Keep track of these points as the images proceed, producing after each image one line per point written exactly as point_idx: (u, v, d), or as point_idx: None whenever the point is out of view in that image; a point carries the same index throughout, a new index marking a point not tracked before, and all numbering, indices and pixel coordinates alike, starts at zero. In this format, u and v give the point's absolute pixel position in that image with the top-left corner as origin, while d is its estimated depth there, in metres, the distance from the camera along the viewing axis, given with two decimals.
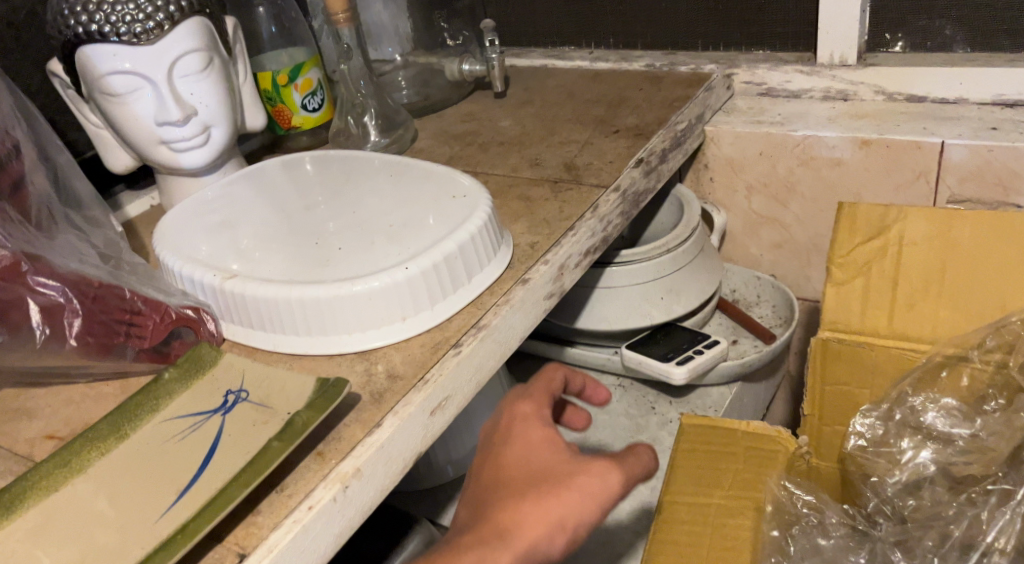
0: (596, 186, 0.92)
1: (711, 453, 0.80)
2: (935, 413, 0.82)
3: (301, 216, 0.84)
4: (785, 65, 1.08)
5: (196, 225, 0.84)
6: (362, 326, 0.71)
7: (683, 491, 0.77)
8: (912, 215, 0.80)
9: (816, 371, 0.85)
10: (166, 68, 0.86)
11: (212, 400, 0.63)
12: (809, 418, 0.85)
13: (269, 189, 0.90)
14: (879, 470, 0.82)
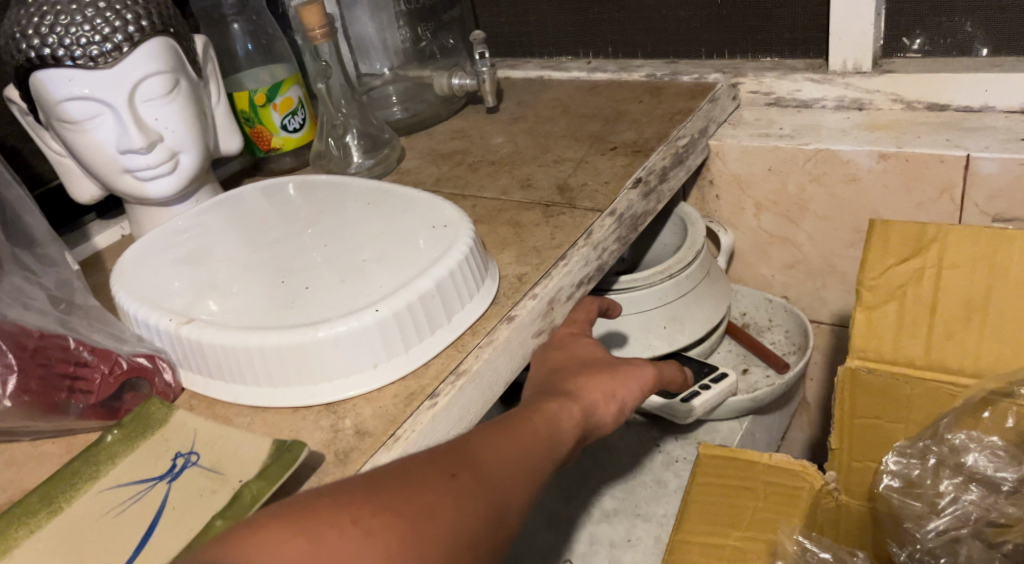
0: (590, 210, 0.85)
1: (729, 487, 0.74)
2: (975, 454, 0.75)
3: (273, 249, 0.78)
4: (794, 73, 1.01)
5: (159, 261, 0.78)
6: (330, 374, 0.65)
7: (695, 531, 0.72)
8: (952, 234, 0.74)
9: (845, 403, 0.79)
10: (126, 93, 0.80)
11: (158, 465, 0.57)
12: (838, 452, 0.78)
13: (241, 220, 0.84)
14: (913, 519, 0.75)
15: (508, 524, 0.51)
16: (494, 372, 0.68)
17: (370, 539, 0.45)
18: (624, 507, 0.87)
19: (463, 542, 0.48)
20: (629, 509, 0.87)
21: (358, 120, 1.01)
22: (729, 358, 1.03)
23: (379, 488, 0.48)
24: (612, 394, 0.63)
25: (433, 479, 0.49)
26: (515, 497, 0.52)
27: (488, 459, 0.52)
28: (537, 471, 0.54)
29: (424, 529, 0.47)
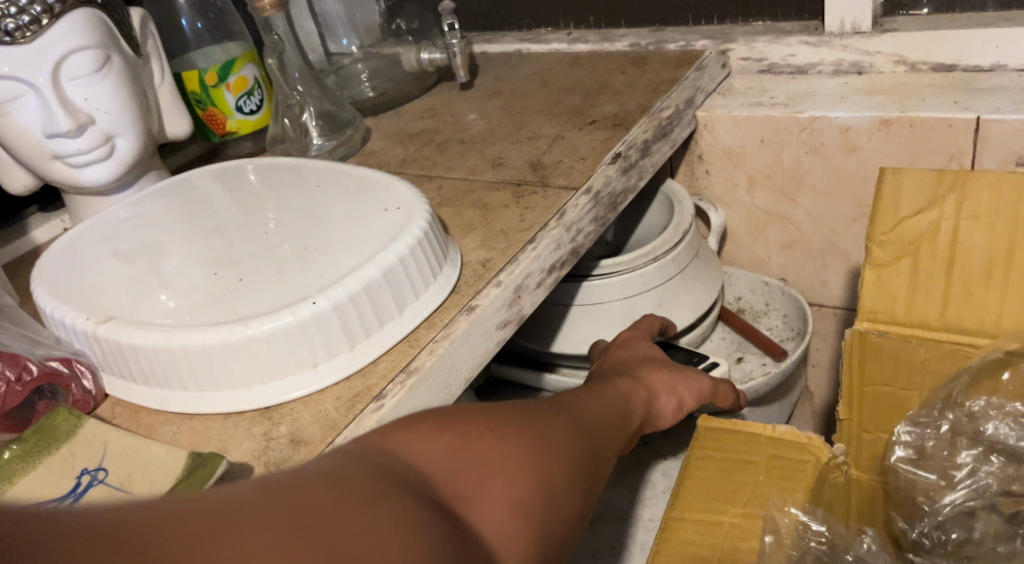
0: (564, 188, 0.78)
1: (728, 460, 0.66)
2: (995, 423, 0.68)
3: (220, 237, 0.71)
4: (788, 36, 0.93)
5: (92, 254, 0.70)
6: (264, 376, 0.58)
7: (690, 508, 0.64)
8: (975, 179, 0.64)
9: (853, 370, 0.71)
10: (49, 70, 0.73)
11: (61, 485, 0.50)
12: (845, 422, 0.72)
13: (184, 207, 0.76)
14: (925, 493, 0.70)
15: (607, 463, 0.53)
16: (452, 370, 0.61)
17: (508, 443, 0.46)
18: None
19: (582, 462, 0.49)
20: None
21: (316, 98, 0.93)
22: (724, 346, 0.96)
23: (504, 408, 0.49)
24: (673, 386, 0.68)
25: (545, 411, 0.52)
26: (609, 441, 0.55)
27: (587, 412, 0.55)
28: (620, 435, 0.57)
29: (550, 443, 0.48)
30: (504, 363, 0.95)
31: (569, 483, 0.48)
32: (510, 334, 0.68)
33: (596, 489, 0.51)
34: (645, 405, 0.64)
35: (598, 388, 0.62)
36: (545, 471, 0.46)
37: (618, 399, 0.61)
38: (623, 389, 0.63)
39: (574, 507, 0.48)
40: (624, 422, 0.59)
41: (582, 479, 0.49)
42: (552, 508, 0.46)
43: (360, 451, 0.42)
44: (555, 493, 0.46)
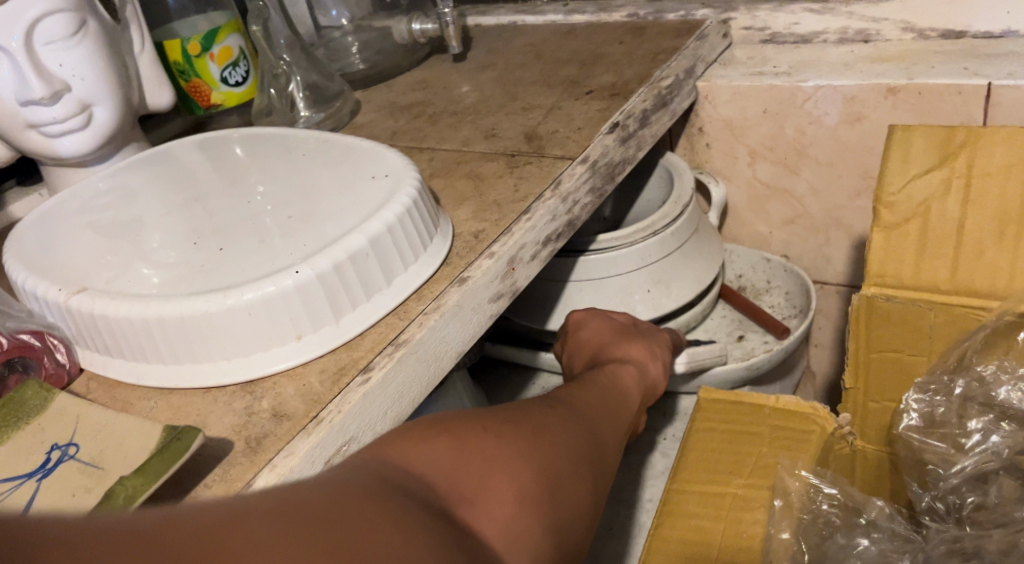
0: (559, 158, 0.75)
1: (733, 432, 0.63)
2: (1010, 388, 0.64)
3: (210, 205, 0.67)
4: (791, 4, 0.90)
5: (75, 227, 0.67)
6: (246, 349, 0.55)
7: (691, 478, 0.61)
8: (987, 136, 0.62)
9: (860, 337, 0.68)
10: (21, 34, 0.70)
11: (30, 459, 0.47)
12: (852, 392, 0.68)
13: (167, 177, 0.73)
14: (934, 457, 0.64)
15: (608, 455, 0.53)
16: (442, 343, 0.58)
17: (505, 441, 0.46)
18: None
19: (582, 454, 0.50)
20: None
21: (304, 69, 0.91)
22: (724, 324, 0.93)
23: (496, 408, 0.49)
24: (653, 353, 0.68)
25: (538, 408, 0.52)
26: (607, 433, 0.55)
27: (581, 403, 0.56)
28: (621, 422, 0.58)
29: (547, 438, 0.48)
30: (499, 342, 0.92)
31: (571, 476, 0.48)
32: (504, 308, 0.66)
33: (600, 481, 0.51)
34: (644, 382, 0.65)
35: (590, 377, 0.61)
36: (545, 465, 0.47)
37: (612, 383, 0.61)
38: (614, 370, 0.63)
39: (578, 499, 0.48)
40: (624, 406, 0.60)
41: (583, 471, 0.49)
42: (555, 501, 0.46)
43: (360, 459, 0.41)
44: (556, 487, 0.46)
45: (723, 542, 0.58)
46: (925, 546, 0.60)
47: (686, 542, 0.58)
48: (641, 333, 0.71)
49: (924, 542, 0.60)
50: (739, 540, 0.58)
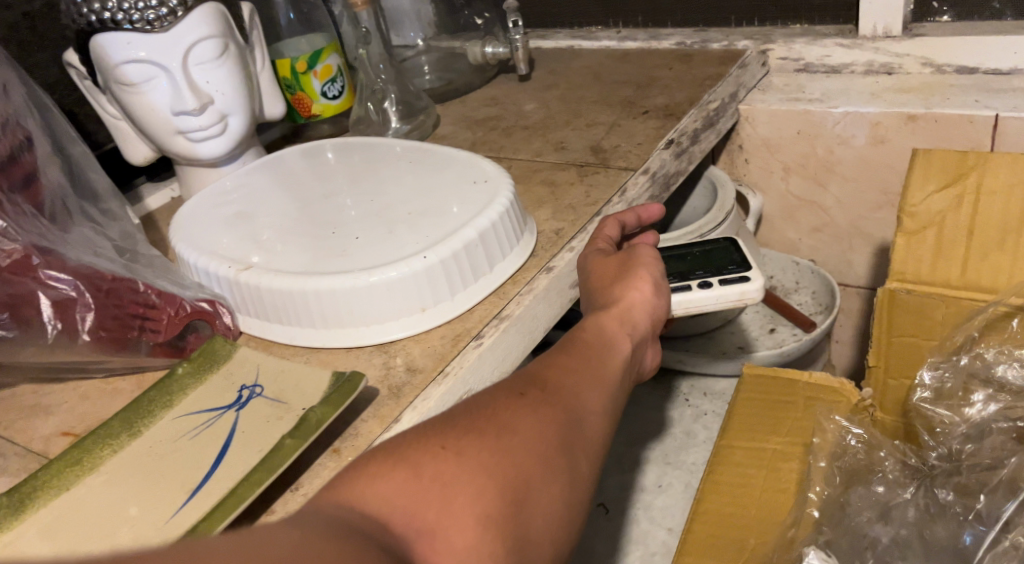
0: (623, 169, 0.88)
1: (771, 399, 0.75)
2: (1007, 366, 0.71)
3: (319, 205, 0.81)
4: (824, 39, 1.03)
5: (212, 219, 0.81)
6: (381, 318, 0.68)
7: (740, 435, 0.72)
8: (995, 159, 0.70)
9: (881, 323, 0.75)
10: (180, 56, 0.84)
11: (226, 396, 0.61)
12: (873, 370, 0.76)
13: (287, 179, 0.87)
14: (943, 420, 0.73)
15: (592, 433, 0.54)
16: (535, 318, 0.72)
17: (465, 458, 0.49)
18: (655, 456, 0.89)
19: (555, 447, 0.51)
20: (658, 459, 0.89)
21: (396, 86, 1.04)
22: (757, 319, 1.05)
23: (460, 419, 0.51)
24: (657, 283, 0.67)
25: (510, 402, 0.53)
26: (589, 406, 0.55)
27: (564, 380, 0.56)
28: (613, 393, 0.58)
29: (512, 440, 0.50)
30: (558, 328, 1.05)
31: (542, 477, 0.50)
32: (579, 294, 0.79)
33: (580, 463, 0.53)
34: (646, 322, 0.65)
35: (572, 336, 0.61)
36: (509, 474, 0.49)
37: (599, 346, 0.60)
38: (609, 324, 0.63)
39: (552, 497, 0.50)
40: (612, 367, 0.59)
41: (558, 464, 0.51)
42: (523, 509, 0.49)
43: (321, 504, 0.45)
44: (523, 494, 0.49)
45: (769, 486, 0.70)
46: (928, 477, 0.72)
47: (736, 487, 0.70)
48: (637, 258, 0.68)
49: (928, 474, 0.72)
50: (781, 485, 0.70)
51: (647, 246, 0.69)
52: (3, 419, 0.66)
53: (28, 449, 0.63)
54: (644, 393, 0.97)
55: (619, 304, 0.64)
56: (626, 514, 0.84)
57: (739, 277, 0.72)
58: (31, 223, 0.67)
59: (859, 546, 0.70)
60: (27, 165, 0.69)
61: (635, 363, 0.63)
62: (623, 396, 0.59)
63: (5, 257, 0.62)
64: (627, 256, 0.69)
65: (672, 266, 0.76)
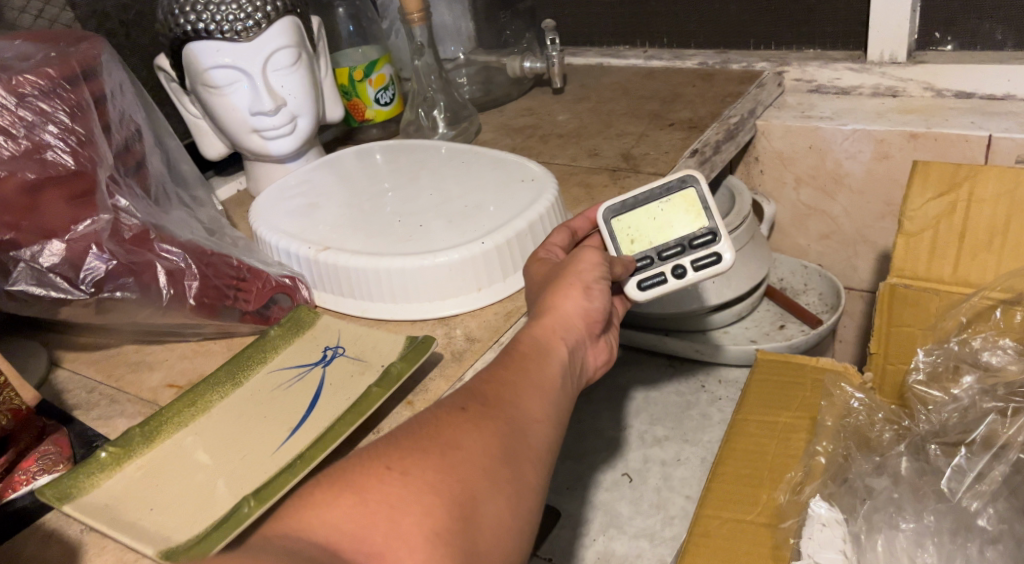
0: (653, 174, 0.97)
1: (783, 381, 0.86)
2: (992, 352, 0.80)
3: (373, 200, 0.87)
4: (835, 63, 1.13)
5: (283, 207, 0.89)
6: (443, 295, 0.78)
7: (755, 411, 0.83)
8: (985, 171, 0.79)
9: (882, 314, 0.85)
10: (261, 62, 0.94)
11: (312, 355, 0.71)
12: (874, 355, 0.86)
13: (347, 174, 0.93)
14: (932, 399, 0.82)
15: (534, 440, 0.60)
16: None
17: (410, 477, 0.54)
18: (674, 434, 0.99)
19: (497, 458, 0.57)
20: (677, 436, 0.99)
21: (444, 96, 1.13)
22: (767, 316, 1.15)
23: (405, 440, 0.57)
24: (590, 286, 0.68)
25: (451, 418, 0.58)
26: (530, 415, 0.61)
27: (504, 392, 0.61)
28: (554, 402, 0.63)
29: (454, 457, 0.56)
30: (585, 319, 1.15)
31: (487, 488, 0.56)
32: None
33: (523, 469, 0.58)
34: (581, 329, 0.68)
35: (508, 350, 0.65)
36: (454, 490, 0.55)
37: (537, 357, 0.64)
38: (542, 336, 0.66)
39: (498, 506, 0.56)
40: (550, 379, 0.63)
41: (501, 474, 0.57)
42: (470, 519, 0.54)
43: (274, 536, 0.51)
44: (471, 506, 0.55)
45: (780, 453, 0.80)
46: (916, 436, 0.81)
47: (747, 453, 0.80)
48: (573, 264, 0.70)
49: (917, 434, 0.81)
50: (791, 452, 0.80)
51: (588, 251, 0.70)
52: (114, 373, 0.76)
53: (139, 397, 0.73)
54: (664, 380, 1.07)
55: (553, 314, 0.67)
56: (647, 483, 0.94)
57: (711, 257, 0.74)
58: (141, 202, 0.77)
59: (857, 498, 0.78)
60: (137, 153, 0.80)
61: (573, 368, 0.67)
62: (566, 404, 0.64)
63: (128, 230, 0.74)
64: (564, 265, 0.70)
65: (636, 228, 0.77)
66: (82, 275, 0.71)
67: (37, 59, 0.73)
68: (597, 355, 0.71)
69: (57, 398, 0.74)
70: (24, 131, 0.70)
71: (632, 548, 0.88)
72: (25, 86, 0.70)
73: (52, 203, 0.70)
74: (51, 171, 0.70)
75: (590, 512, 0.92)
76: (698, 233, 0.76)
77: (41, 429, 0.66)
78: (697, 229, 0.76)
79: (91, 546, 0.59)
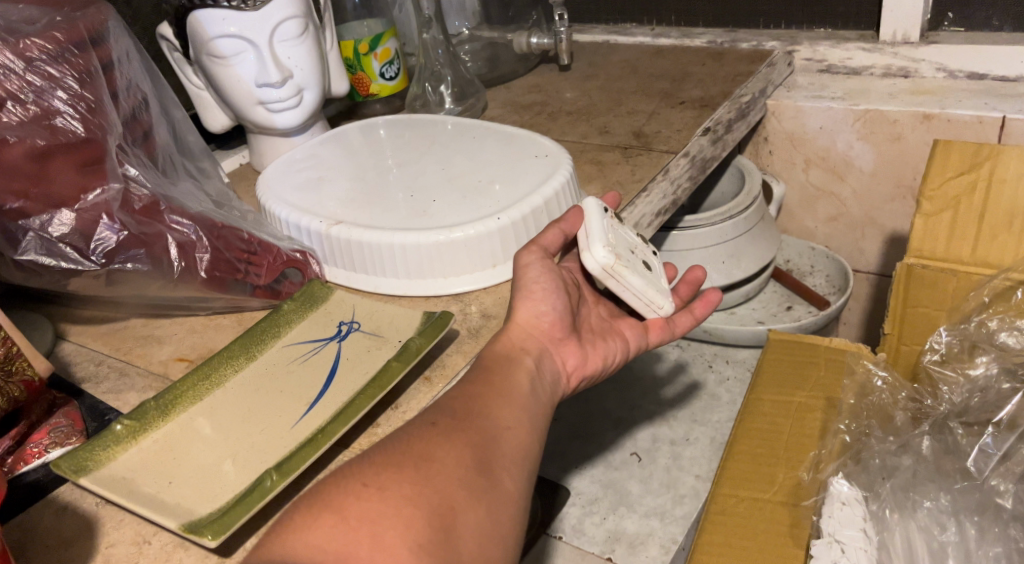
0: (665, 152, 0.95)
1: (796, 360, 0.87)
2: (1009, 333, 0.81)
3: (381, 177, 0.85)
4: (846, 42, 1.12)
5: (288, 182, 0.86)
6: (458, 271, 0.76)
7: (769, 391, 0.84)
8: (1007, 152, 0.79)
9: (899, 294, 0.85)
10: (268, 33, 0.91)
11: (328, 330, 0.71)
12: (888, 336, 0.87)
13: (354, 150, 0.90)
14: (947, 380, 0.82)
15: (511, 447, 0.57)
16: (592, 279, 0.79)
17: (387, 493, 0.52)
18: (682, 415, 0.99)
19: (473, 468, 0.55)
20: (685, 416, 0.99)
21: (452, 70, 1.10)
22: (775, 298, 1.15)
23: (379, 457, 0.54)
24: (532, 287, 0.66)
25: (423, 434, 0.56)
26: (503, 423, 0.58)
27: (472, 403, 0.59)
28: (527, 408, 0.60)
29: (430, 470, 0.53)
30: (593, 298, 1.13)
31: (466, 499, 0.53)
32: None
33: (502, 477, 0.56)
34: (538, 335, 0.65)
35: (478, 368, 0.62)
36: (433, 502, 0.52)
37: (503, 367, 0.62)
38: (505, 348, 0.63)
39: (478, 515, 0.53)
40: (520, 386, 0.61)
41: (479, 483, 0.54)
42: (453, 531, 0.52)
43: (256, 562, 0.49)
44: (452, 518, 0.52)
45: (796, 433, 0.81)
46: (938, 417, 0.80)
47: (758, 434, 0.81)
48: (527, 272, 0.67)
49: (938, 415, 0.80)
50: (809, 431, 0.81)
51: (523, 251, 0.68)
52: (122, 346, 0.75)
53: (149, 370, 0.72)
54: (672, 361, 1.06)
55: (509, 326, 0.65)
56: (657, 462, 0.94)
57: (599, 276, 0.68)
58: (149, 172, 0.75)
59: (877, 476, 0.78)
60: (145, 122, 0.78)
61: (544, 378, 0.63)
62: (542, 411, 0.61)
63: (138, 202, 0.72)
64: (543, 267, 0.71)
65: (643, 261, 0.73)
66: (93, 246, 0.70)
67: (42, 23, 0.70)
68: (568, 358, 0.66)
69: (64, 371, 0.73)
70: (33, 96, 0.68)
71: (642, 527, 0.87)
72: (33, 50, 0.68)
73: (62, 172, 0.69)
74: (61, 138, 0.69)
75: (599, 490, 0.92)
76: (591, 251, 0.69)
77: (51, 403, 0.67)
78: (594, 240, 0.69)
79: (107, 518, 0.60)
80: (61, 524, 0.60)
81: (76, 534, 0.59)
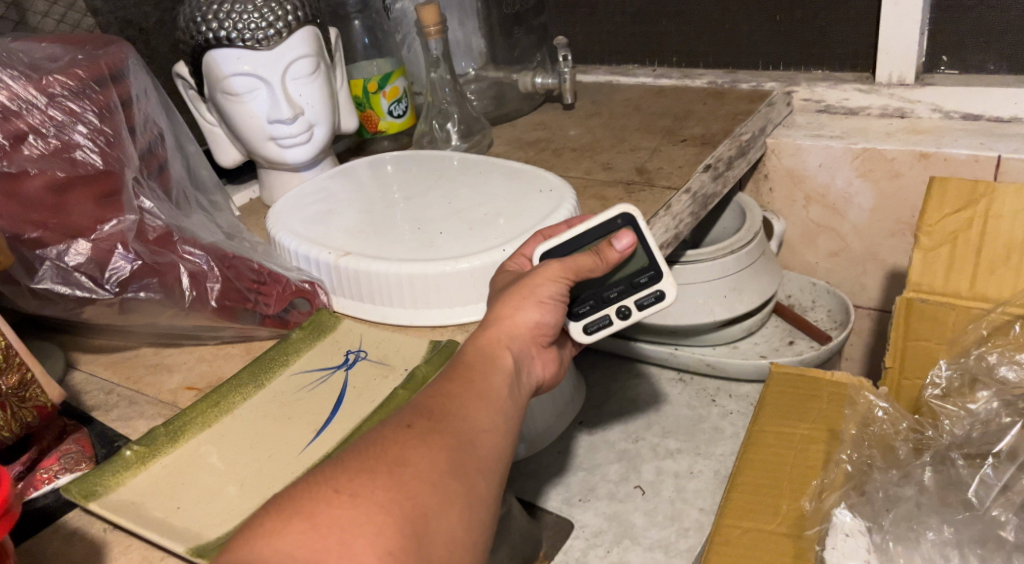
0: (667, 187, 0.96)
1: (798, 393, 0.89)
2: (1009, 367, 0.81)
3: (388, 211, 0.86)
4: (843, 84, 1.14)
5: (298, 215, 0.87)
6: (463, 302, 0.77)
7: (770, 423, 0.86)
8: (1002, 190, 0.81)
9: (899, 328, 0.86)
10: (281, 72, 0.93)
11: (335, 358, 0.72)
12: (889, 370, 0.88)
13: (362, 185, 0.92)
14: (949, 413, 0.82)
15: (483, 451, 0.55)
16: None
17: (358, 499, 0.50)
18: (687, 448, 0.99)
19: (447, 473, 0.53)
20: (689, 449, 0.99)
21: (460, 107, 1.11)
22: (776, 332, 1.15)
23: (352, 460, 0.53)
24: (544, 299, 0.64)
25: (397, 436, 0.54)
26: (480, 426, 0.56)
27: (449, 403, 0.56)
28: (504, 412, 0.58)
29: (403, 475, 0.52)
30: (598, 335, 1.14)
31: (439, 504, 0.52)
32: None
33: (476, 483, 0.54)
34: (527, 341, 0.63)
35: (456, 364, 0.60)
36: (405, 509, 0.51)
37: (483, 366, 0.60)
38: (486, 347, 0.61)
39: (450, 520, 0.52)
40: (499, 388, 0.59)
41: (453, 488, 0.53)
42: (424, 538, 0.50)
43: None
44: (424, 525, 0.51)
45: (798, 463, 0.82)
46: (939, 447, 0.81)
47: (758, 463, 0.83)
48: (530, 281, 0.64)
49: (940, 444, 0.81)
50: (812, 462, 0.82)
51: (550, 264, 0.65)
52: (132, 375, 0.76)
53: (159, 399, 0.73)
54: (675, 394, 1.07)
55: (500, 324, 0.63)
56: (661, 495, 0.94)
57: (650, 296, 0.70)
58: (162, 204, 0.77)
59: (880, 507, 0.78)
60: (160, 156, 0.79)
61: (521, 379, 0.62)
62: (517, 413, 0.60)
63: (152, 232, 0.74)
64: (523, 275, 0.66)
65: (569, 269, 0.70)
66: (107, 274, 0.72)
67: (64, 61, 0.73)
68: (547, 366, 0.66)
69: (75, 399, 0.74)
70: (54, 130, 0.71)
71: (646, 560, 0.87)
72: (56, 86, 0.71)
73: (80, 203, 0.71)
74: (80, 170, 0.71)
75: (603, 522, 0.92)
76: (638, 272, 0.71)
77: (62, 429, 0.68)
78: (639, 267, 0.71)
79: (115, 544, 0.60)
80: (70, 548, 0.60)
81: (85, 558, 0.59)
